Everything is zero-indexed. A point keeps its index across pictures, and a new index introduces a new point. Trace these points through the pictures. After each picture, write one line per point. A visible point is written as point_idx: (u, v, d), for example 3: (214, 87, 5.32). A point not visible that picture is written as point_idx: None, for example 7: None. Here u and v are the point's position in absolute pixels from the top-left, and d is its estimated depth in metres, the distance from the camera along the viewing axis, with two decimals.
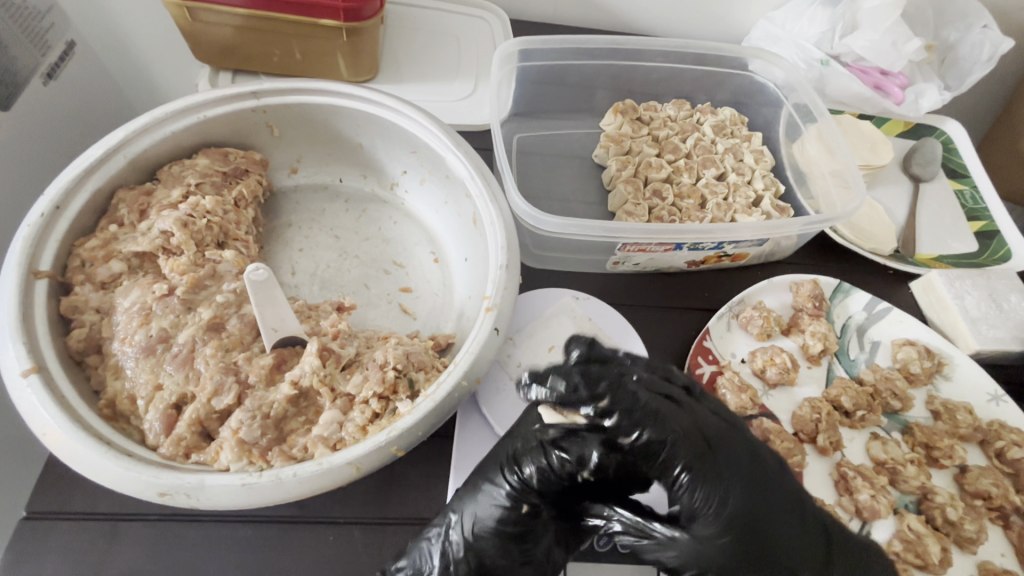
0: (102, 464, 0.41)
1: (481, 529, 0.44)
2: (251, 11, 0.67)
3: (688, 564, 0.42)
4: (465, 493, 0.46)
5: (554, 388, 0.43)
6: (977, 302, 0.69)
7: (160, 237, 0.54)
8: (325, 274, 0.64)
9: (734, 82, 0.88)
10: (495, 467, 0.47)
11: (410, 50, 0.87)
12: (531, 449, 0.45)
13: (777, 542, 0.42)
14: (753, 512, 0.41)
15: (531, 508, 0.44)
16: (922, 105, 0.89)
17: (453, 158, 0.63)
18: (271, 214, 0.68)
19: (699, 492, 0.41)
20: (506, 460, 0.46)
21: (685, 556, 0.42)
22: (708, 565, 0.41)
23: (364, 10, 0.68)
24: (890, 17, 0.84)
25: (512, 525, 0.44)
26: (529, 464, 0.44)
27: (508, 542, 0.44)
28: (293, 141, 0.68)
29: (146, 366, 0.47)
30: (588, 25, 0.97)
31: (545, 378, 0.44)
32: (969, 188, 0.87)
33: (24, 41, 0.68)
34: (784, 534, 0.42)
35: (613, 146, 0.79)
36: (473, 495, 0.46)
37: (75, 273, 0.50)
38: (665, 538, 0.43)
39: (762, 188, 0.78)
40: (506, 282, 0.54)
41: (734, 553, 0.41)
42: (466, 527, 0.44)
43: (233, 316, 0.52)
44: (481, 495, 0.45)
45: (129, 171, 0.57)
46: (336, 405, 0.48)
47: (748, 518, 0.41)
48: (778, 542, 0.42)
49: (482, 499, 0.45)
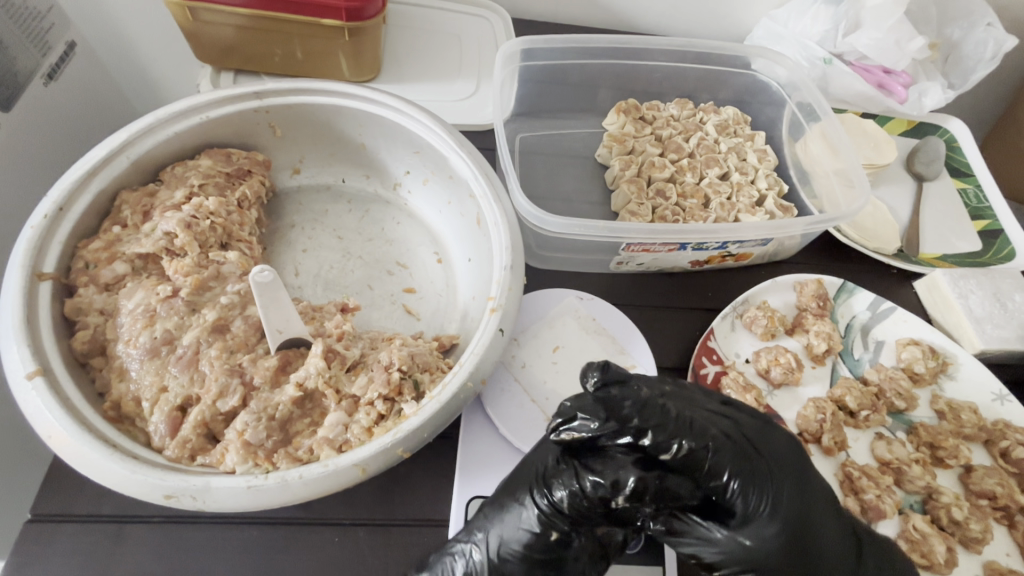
0: (108, 467, 0.41)
1: (513, 552, 0.44)
2: (252, 11, 0.67)
3: (736, 560, 0.44)
4: (495, 511, 0.46)
5: (583, 426, 0.43)
6: (982, 301, 0.69)
7: (163, 239, 0.54)
8: (328, 275, 0.64)
9: (737, 81, 0.88)
10: (525, 487, 0.46)
11: (412, 49, 0.87)
12: (564, 473, 0.44)
13: (826, 541, 0.45)
14: (802, 510, 0.45)
15: (561, 535, 0.44)
16: (926, 103, 0.88)
17: (457, 158, 0.63)
18: (274, 215, 0.68)
19: (750, 499, 0.44)
20: (538, 481, 0.45)
21: (736, 547, 0.44)
22: (759, 561, 0.44)
23: (366, 10, 0.68)
24: (893, 16, 0.84)
25: (543, 550, 0.44)
26: (591, 476, 0.43)
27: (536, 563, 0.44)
28: (296, 142, 0.68)
29: (151, 367, 0.47)
30: (590, 24, 0.97)
31: (573, 419, 0.43)
32: (973, 186, 0.87)
33: (26, 42, 0.68)
34: (829, 539, 0.45)
35: (616, 145, 0.79)
36: (504, 515, 0.45)
37: (79, 275, 0.50)
38: (713, 537, 0.44)
39: (766, 188, 0.77)
40: (511, 283, 0.54)
41: (784, 549, 0.44)
42: (492, 545, 0.44)
43: (238, 317, 0.51)
44: (509, 516, 0.45)
45: (132, 172, 0.57)
46: (341, 406, 0.48)
47: (797, 521, 0.44)
48: (822, 542, 0.45)
49: (513, 521, 0.45)
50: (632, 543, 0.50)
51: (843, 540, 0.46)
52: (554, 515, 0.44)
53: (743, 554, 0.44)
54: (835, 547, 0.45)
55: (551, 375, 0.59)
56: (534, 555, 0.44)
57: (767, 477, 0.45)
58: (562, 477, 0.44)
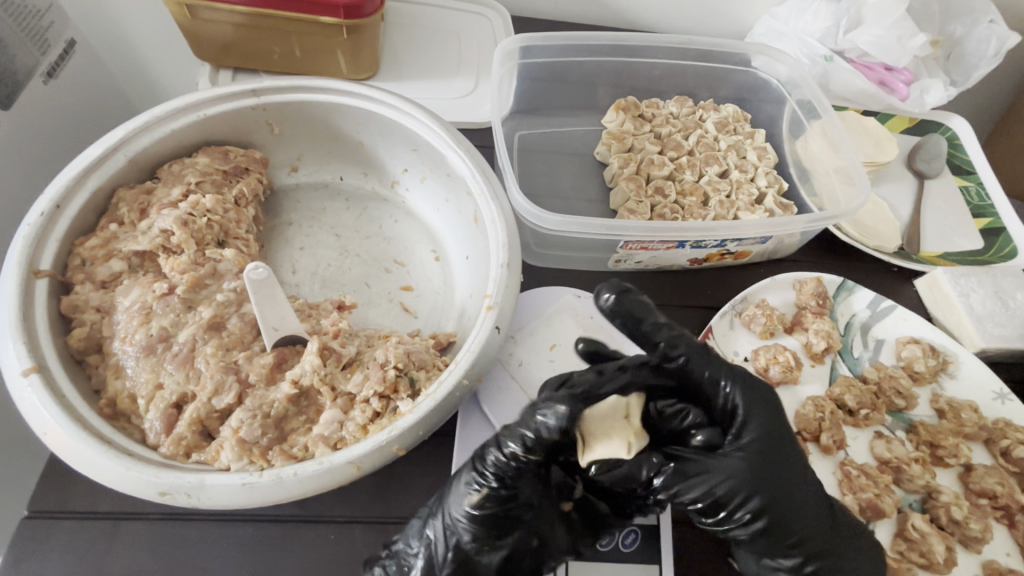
0: (103, 464, 0.41)
1: (464, 517, 0.44)
2: (251, 9, 0.67)
3: (738, 489, 0.42)
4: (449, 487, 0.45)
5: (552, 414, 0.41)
6: (983, 300, 0.69)
7: (160, 236, 0.53)
8: (326, 273, 0.64)
9: (737, 79, 0.87)
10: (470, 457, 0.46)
11: (411, 47, 0.86)
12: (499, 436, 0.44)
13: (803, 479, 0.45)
14: (773, 434, 0.45)
15: (504, 495, 0.44)
16: (927, 101, 0.88)
17: (455, 156, 0.63)
18: (272, 213, 0.68)
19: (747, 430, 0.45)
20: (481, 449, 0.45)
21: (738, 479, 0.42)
22: (749, 483, 0.42)
23: (365, 7, 0.68)
24: (895, 12, 0.83)
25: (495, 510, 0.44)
26: (547, 445, 0.41)
27: (487, 529, 0.44)
28: (293, 140, 0.68)
29: (147, 365, 0.47)
30: (590, 21, 0.97)
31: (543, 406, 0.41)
32: (975, 184, 0.87)
33: (25, 40, 0.68)
34: (807, 477, 0.45)
35: (615, 143, 0.79)
36: (455, 488, 0.45)
37: (75, 272, 0.50)
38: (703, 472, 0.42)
39: (766, 186, 0.77)
40: (507, 280, 0.54)
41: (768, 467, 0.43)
42: (450, 518, 0.44)
43: (234, 315, 0.51)
44: (458, 488, 0.44)
45: (129, 170, 0.57)
46: (337, 404, 0.48)
47: (776, 458, 0.44)
48: (799, 478, 0.45)
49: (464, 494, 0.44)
50: (627, 541, 0.50)
51: (813, 480, 0.45)
52: (503, 473, 0.43)
53: (741, 479, 0.42)
54: (811, 482, 0.45)
55: (548, 373, 0.59)
56: (483, 519, 0.43)
57: (755, 410, 0.45)
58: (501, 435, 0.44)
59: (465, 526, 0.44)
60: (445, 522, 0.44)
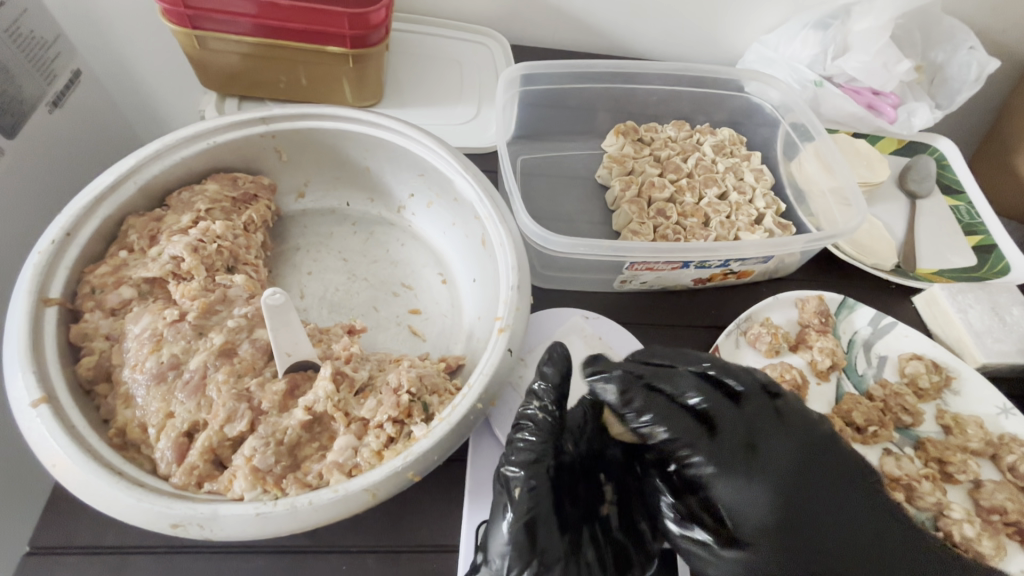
0: (116, 497, 0.40)
1: (511, 543, 0.43)
2: (259, 39, 0.71)
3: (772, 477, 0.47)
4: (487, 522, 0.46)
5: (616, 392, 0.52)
6: (981, 315, 0.70)
7: (170, 263, 0.53)
8: (334, 297, 0.64)
9: (732, 103, 0.90)
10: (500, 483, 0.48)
11: (417, 79, 0.90)
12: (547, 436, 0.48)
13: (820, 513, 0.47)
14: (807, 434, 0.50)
15: (547, 517, 0.45)
16: (915, 123, 0.92)
17: (462, 181, 0.64)
18: (279, 238, 0.68)
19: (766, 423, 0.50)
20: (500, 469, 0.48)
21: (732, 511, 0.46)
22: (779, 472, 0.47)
23: (370, 37, 0.72)
24: (879, 40, 0.88)
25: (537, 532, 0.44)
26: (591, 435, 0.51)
27: (533, 551, 0.43)
28: (301, 166, 0.69)
29: (157, 393, 0.46)
30: (587, 50, 1.01)
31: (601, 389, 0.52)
32: (964, 204, 0.89)
33: (32, 71, 0.70)
34: (836, 496, 0.47)
35: (616, 167, 0.80)
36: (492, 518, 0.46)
37: (85, 300, 0.50)
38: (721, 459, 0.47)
39: (764, 207, 0.79)
40: (518, 303, 0.54)
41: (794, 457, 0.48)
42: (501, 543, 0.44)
43: (245, 341, 0.51)
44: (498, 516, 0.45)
45: (139, 198, 0.58)
46: (350, 430, 0.47)
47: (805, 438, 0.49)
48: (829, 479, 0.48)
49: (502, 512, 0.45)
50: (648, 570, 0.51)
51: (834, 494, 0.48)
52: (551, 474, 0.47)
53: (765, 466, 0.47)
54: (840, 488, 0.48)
55: None
56: (533, 539, 0.44)
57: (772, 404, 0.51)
58: (525, 440, 0.48)
59: (510, 551, 0.43)
60: (496, 555, 0.44)
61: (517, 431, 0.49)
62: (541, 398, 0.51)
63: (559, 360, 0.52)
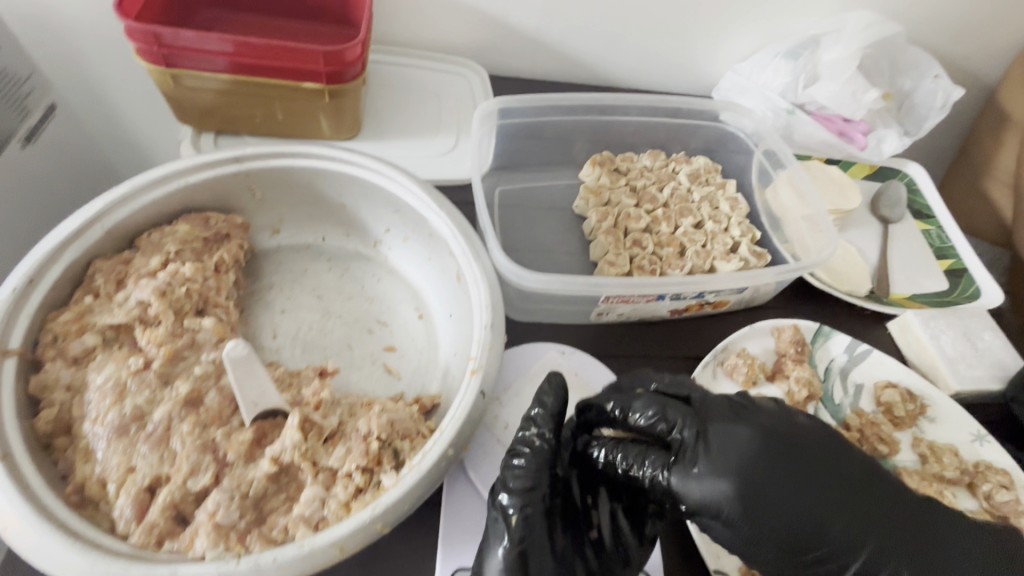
0: (69, 561, 0.38)
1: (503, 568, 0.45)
2: (234, 76, 0.72)
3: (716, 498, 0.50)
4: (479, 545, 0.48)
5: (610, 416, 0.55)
6: (953, 341, 0.71)
7: (137, 308, 0.53)
8: (307, 336, 0.63)
9: (706, 133, 0.92)
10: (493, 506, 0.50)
11: (396, 112, 0.91)
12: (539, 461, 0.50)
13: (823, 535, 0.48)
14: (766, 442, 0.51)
15: (537, 542, 0.47)
16: (885, 150, 0.94)
17: (436, 218, 0.64)
18: (252, 276, 0.67)
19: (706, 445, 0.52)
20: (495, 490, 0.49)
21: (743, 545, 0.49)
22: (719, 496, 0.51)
23: (346, 74, 0.73)
24: (848, 69, 0.90)
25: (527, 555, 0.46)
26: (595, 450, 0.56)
27: None
28: (276, 204, 0.69)
29: (118, 447, 0.45)
30: (565, 79, 1.03)
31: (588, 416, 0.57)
32: (935, 228, 0.91)
33: (4, 107, 0.72)
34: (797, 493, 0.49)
35: (592, 198, 0.81)
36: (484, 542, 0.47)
37: (46, 348, 0.49)
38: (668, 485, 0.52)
39: (739, 235, 0.79)
40: (491, 343, 0.54)
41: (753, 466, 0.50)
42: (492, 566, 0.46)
43: (212, 389, 0.50)
44: (491, 538, 0.47)
45: (107, 240, 0.57)
46: (318, 480, 0.46)
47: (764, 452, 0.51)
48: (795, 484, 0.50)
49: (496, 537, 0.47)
50: None
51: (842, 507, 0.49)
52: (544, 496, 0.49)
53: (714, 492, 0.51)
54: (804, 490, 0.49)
55: None
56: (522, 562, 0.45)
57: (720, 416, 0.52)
58: (520, 466, 0.49)
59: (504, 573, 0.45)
60: None
61: (512, 456, 0.50)
62: (539, 426, 0.52)
63: (557, 387, 0.54)
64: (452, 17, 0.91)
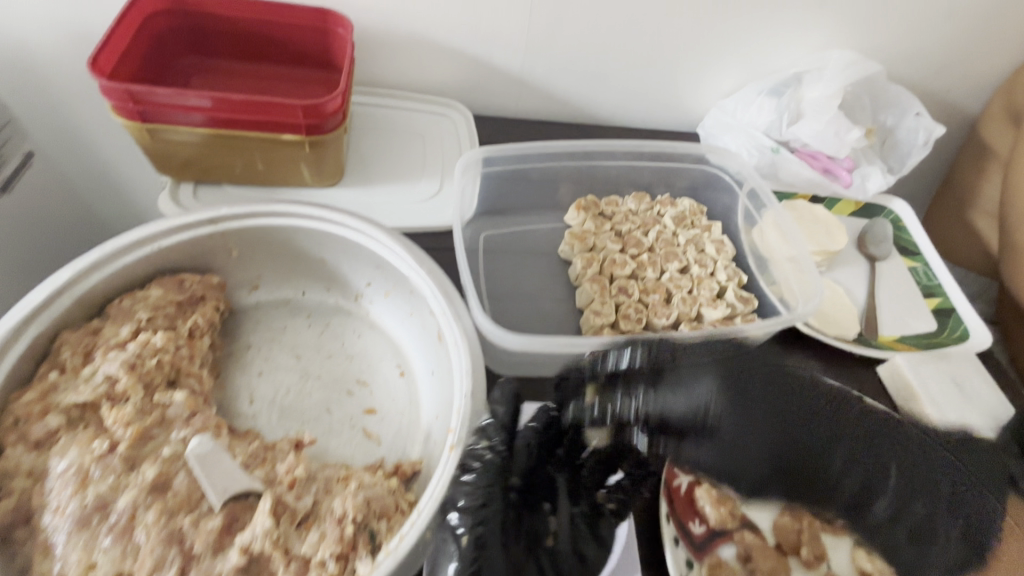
0: None
1: None
2: (212, 130, 0.71)
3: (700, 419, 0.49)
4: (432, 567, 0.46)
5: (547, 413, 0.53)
6: (944, 388, 0.70)
7: (104, 384, 0.51)
8: (285, 400, 0.62)
9: (690, 175, 0.92)
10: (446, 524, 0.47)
11: (380, 155, 0.90)
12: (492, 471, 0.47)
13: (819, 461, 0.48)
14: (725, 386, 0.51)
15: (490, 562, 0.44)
16: (869, 187, 0.94)
17: (417, 276, 0.63)
18: (230, 337, 0.66)
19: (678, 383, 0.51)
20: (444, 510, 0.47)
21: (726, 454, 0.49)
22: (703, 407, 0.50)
23: (325, 125, 0.72)
24: (829, 109, 0.91)
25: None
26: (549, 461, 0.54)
27: None
28: (254, 260, 0.67)
29: (78, 542, 0.43)
30: (552, 117, 1.02)
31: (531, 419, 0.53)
32: (921, 264, 0.91)
33: None
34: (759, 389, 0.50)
35: (578, 243, 0.81)
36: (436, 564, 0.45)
37: (7, 433, 0.47)
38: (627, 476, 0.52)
39: (725, 280, 0.79)
40: (471, 413, 0.52)
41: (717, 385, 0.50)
42: None
43: (181, 471, 0.48)
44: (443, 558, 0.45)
45: (75, 309, 0.55)
46: (290, 570, 0.44)
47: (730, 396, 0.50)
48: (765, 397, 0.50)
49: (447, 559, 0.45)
50: None
51: (828, 431, 0.49)
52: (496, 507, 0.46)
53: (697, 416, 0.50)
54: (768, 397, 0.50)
55: None
56: None
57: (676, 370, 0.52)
58: (470, 482, 0.46)
59: None
60: None
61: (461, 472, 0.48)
62: (489, 436, 0.49)
63: (508, 396, 0.53)
64: (436, 60, 0.91)
